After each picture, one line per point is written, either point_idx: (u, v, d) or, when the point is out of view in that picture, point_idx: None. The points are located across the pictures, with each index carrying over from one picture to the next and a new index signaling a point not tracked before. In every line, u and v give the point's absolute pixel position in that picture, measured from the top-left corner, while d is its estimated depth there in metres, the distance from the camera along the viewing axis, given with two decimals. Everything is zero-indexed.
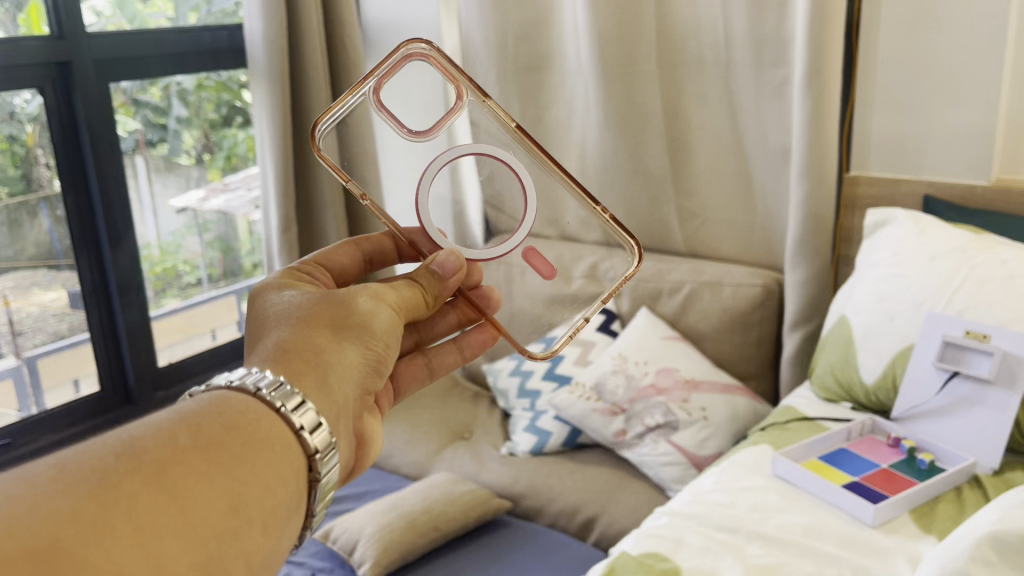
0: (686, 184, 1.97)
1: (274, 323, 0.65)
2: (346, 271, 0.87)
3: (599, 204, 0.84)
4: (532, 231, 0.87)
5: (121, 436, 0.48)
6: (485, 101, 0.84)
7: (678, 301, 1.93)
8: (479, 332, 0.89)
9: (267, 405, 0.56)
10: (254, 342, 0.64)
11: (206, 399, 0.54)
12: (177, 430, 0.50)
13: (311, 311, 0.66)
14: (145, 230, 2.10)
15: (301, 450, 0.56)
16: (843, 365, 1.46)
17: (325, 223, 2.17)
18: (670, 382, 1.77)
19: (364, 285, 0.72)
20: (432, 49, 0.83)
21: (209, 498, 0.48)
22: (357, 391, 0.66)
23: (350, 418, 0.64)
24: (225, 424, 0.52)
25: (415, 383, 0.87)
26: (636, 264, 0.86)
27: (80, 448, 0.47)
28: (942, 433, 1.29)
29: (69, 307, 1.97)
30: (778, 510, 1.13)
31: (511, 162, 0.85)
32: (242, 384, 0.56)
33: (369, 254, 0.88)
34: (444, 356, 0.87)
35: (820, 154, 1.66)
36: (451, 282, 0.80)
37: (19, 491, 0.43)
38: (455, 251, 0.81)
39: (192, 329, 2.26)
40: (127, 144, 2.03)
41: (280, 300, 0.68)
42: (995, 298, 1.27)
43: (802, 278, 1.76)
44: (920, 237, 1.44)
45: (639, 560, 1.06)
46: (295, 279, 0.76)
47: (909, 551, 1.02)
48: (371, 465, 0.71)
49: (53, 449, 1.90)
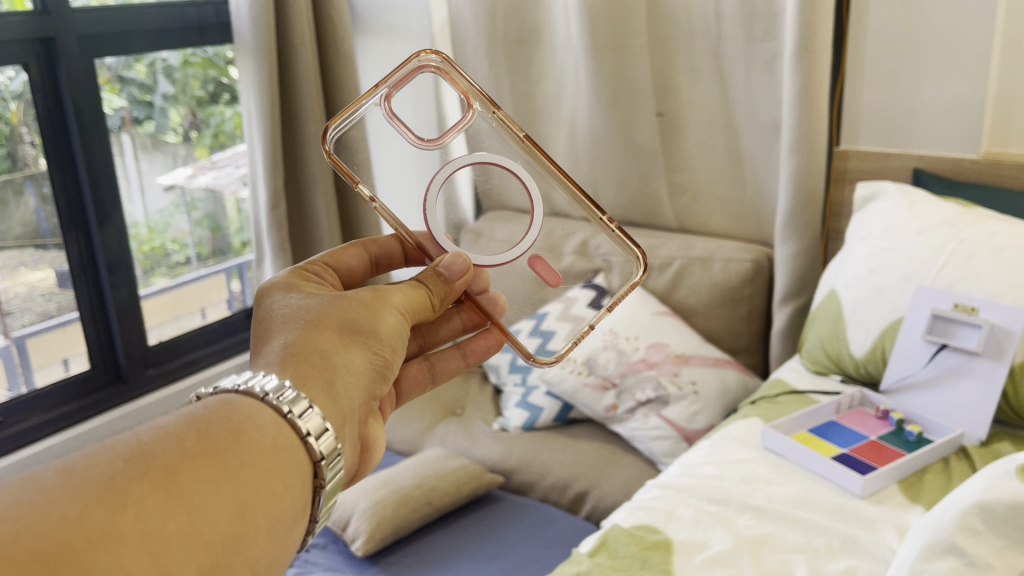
0: (676, 159, 1.97)
1: (282, 326, 0.65)
2: (354, 272, 0.86)
3: (605, 215, 0.85)
4: (534, 243, 0.88)
5: (129, 440, 0.48)
6: (494, 111, 0.86)
7: (668, 276, 1.93)
8: (483, 338, 0.88)
9: (274, 409, 0.56)
10: (261, 344, 0.64)
11: (214, 402, 0.54)
12: (184, 434, 0.50)
13: (318, 314, 0.66)
14: (133, 208, 2.09)
15: (306, 456, 0.56)
16: (832, 339, 1.47)
17: (314, 200, 2.15)
18: (661, 357, 1.77)
19: (370, 288, 0.71)
20: (445, 62, 0.84)
21: (215, 503, 0.49)
22: (362, 396, 0.65)
23: (355, 424, 0.64)
24: (234, 429, 0.53)
25: (417, 389, 0.86)
26: (640, 273, 0.85)
27: (89, 451, 0.47)
28: (929, 404, 1.31)
29: (57, 286, 1.95)
30: (768, 482, 1.14)
31: (516, 169, 0.86)
32: (249, 388, 0.56)
33: (375, 256, 0.88)
34: (446, 362, 0.87)
35: (810, 128, 1.66)
36: (457, 285, 0.80)
37: (27, 494, 0.43)
38: (462, 254, 0.81)
39: (181, 308, 2.26)
40: (113, 122, 2.01)
41: (286, 302, 0.68)
42: (984, 271, 1.28)
43: (792, 253, 1.76)
44: (909, 211, 1.45)
45: (630, 533, 1.07)
46: (303, 279, 0.75)
47: (897, 521, 1.03)
48: (373, 470, 0.71)
49: (46, 428, 1.88)
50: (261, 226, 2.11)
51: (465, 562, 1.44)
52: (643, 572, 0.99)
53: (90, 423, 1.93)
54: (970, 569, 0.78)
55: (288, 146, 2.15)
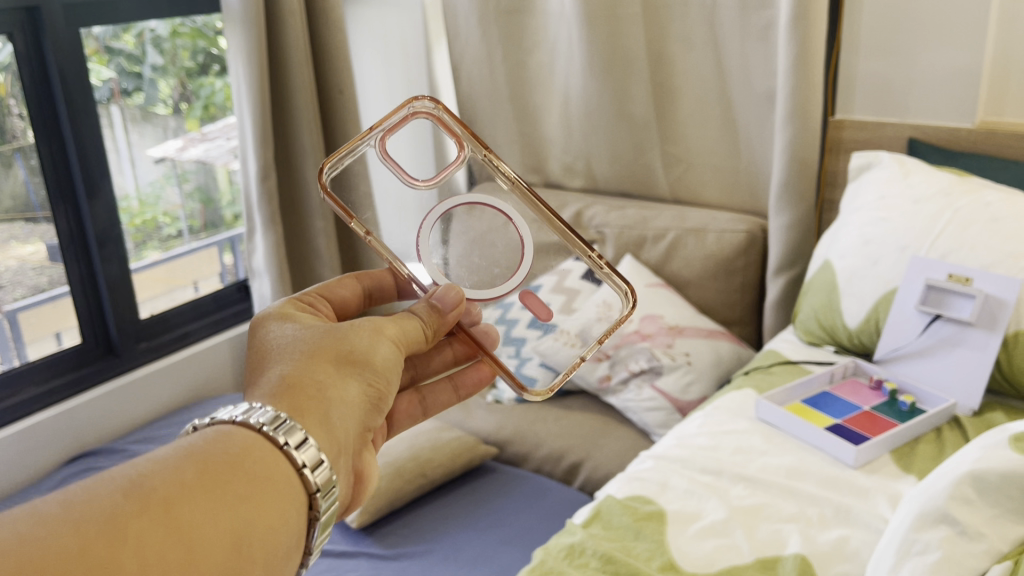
0: (670, 129, 1.96)
1: (278, 357, 0.64)
2: (348, 304, 0.85)
3: (594, 250, 0.88)
4: (526, 275, 0.89)
5: (129, 473, 0.48)
6: (484, 153, 0.86)
7: (662, 248, 1.92)
8: (475, 370, 0.88)
9: (270, 441, 0.55)
10: (256, 375, 0.63)
11: (212, 435, 0.54)
12: (183, 467, 0.50)
13: (315, 345, 0.66)
14: (123, 181, 2.06)
15: (302, 488, 0.55)
16: (826, 309, 1.46)
17: (305, 172, 2.13)
18: (655, 329, 1.77)
19: (366, 318, 0.71)
20: (438, 107, 0.88)
21: (213, 537, 0.48)
22: (359, 427, 0.65)
23: (350, 455, 0.63)
24: (231, 461, 0.52)
25: (407, 421, 0.86)
26: (628, 308, 0.89)
27: (89, 484, 0.47)
28: (922, 373, 1.31)
29: (48, 260, 1.94)
30: (761, 453, 1.14)
31: (502, 207, 0.89)
32: (246, 420, 0.56)
33: (369, 289, 0.87)
34: (438, 395, 0.86)
35: (806, 97, 1.64)
36: (449, 317, 0.79)
37: (27, 529, 0.43)
38: (455, 287, 0.81)
39: (174, 281, 2.25)
40: (101, 93, 1.98)
41: (281, 333, 0.67)
42: (979, 241, 1.28)
43: (787, 223, 1.75)
44: (904, 181, 1.44)
45: (624, 503, 1.07)
46: (297, 310, 0.75)
47: (890, 490, 1.03)
48: (366, 501, 0.70)
49: (38, 402, 1.88)
50: (252, 198, 2.09)
51: (460, 534, 1.45)
52: (637, 542, 1.00)
53: (81, 396, 1.93)
54: (962, 538, 0.79)
55: (279, 118, 2.13)
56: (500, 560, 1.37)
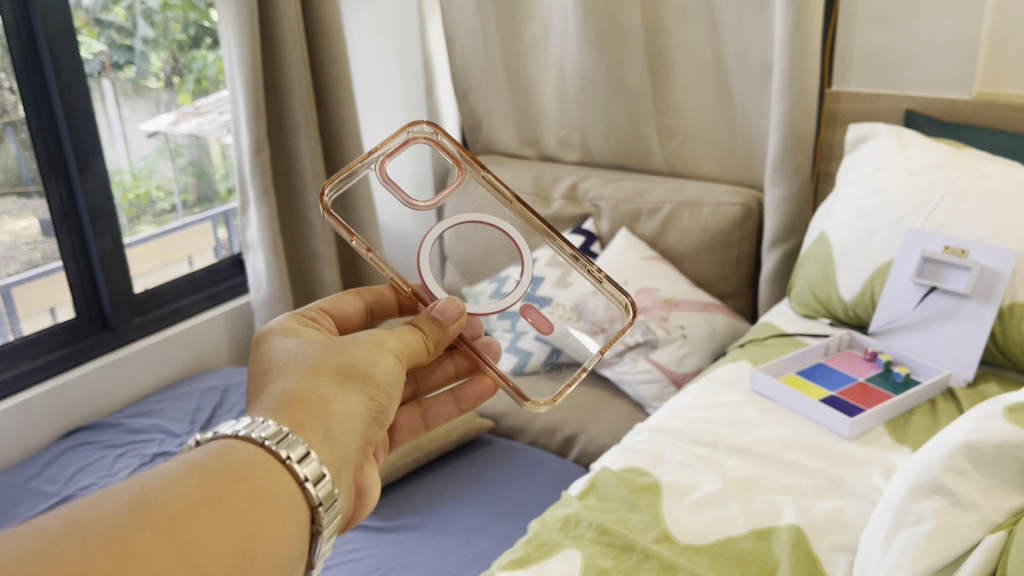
0: (666, 102, 1.95)
1: (279, 371, 0.64)
2: (350, 319, 0.85)
3: (594, 266, 0.92)
4: (524, 292, 0.91)
5: (132, 488, 0.48)
6: (485, 176, 0.88)
7: (657, 221, 1.91)
8: (478, 385, 0.90)
9: (273, 455, 0.55)
10: (258, 389, 0.63)
11: (215, 448, 0.54)
12: (187, 480, 0.50)
13: (317, 359, 0.65)
14: (115, 155, 2.05)
15: (304, 502, 0.55)
16: (822, 282, 1.46)
17: (298, 145, 2.12)
18: (650, 301, 1.74)
19: (367, 332, 0.70)
20: (437, 131, 0.87)
21: (216, 553, 0.48)
22: (360, 442, 0.64)
23: (352, 470, 0.63)
24: (233, 475, 0.52)
25: (409, 435, 0.88)
26: (626, 323, 0.92)
27: (92, 498, 0.47)
28: (917, 345, 1.31)
29: (41, 235, 1.93)
30: (756, 425, 1.14)
31: (500, 226, 0.89)
32: (248, 434, 0.55)
33: (370, 304, 0.88)
34: (439, 408, 0.88)
35: (802, 68, 1.63)
36: (451, 329, 0.79)
37: (33, 544, 0.43)
38: (456, 300, 0.81)
39: (168, 257, 2.25)
40: (93, 67, 1.96)
41: (283, 347, 0.67)
42: (975, 213, 1.27)
43: (783, 196, 1.75)
44: (900, 153, 1.43)
45: (619, 475, 1.08)
46: (299, 323, 0.75)
47: (884, 461, 1.04)
48: (367, 516, 0.69)
49: (32, 376, 1.87)
50: (245, 171, 2.08)
51: (456, 507, 1.46)
52: (632, 513, 1.00)
53: (76, 371, 1.92)
54: (956, 508, 0.79)
55: (271, 91, 2.11)
56: (495, 533, 1.38)
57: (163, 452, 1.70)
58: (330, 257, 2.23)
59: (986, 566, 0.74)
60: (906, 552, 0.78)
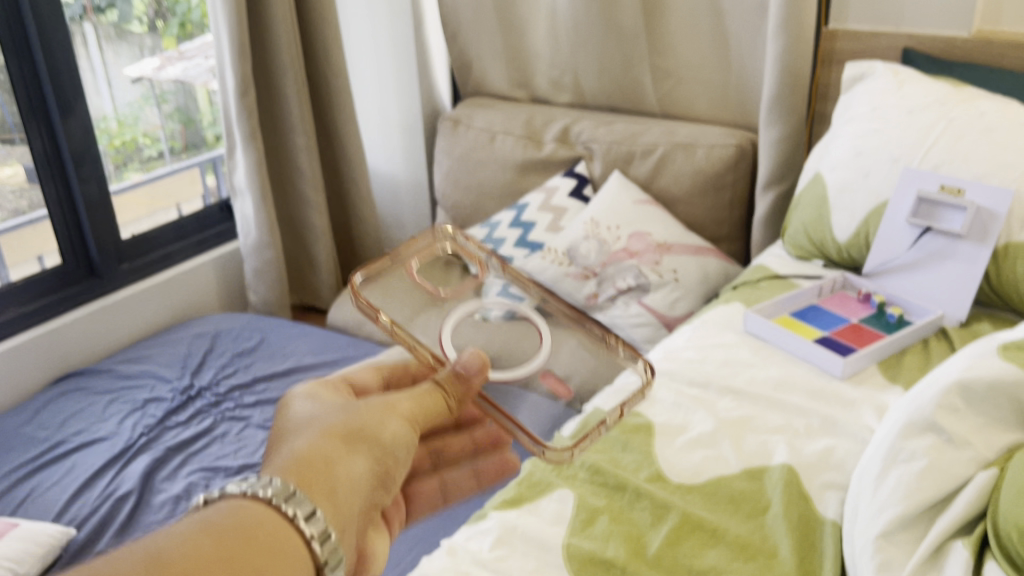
0: (659, 42, 1.91)
1: (294, 434, 0.67)
2: (366, 387, 0.83)
3: (608, 337, 1.10)
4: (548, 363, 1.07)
5: (148, 547, 0.52)
6: (503, 267, 1.13)
7: (651, 163, 1.89)
8: (496, 456, 0.86)
9: (281, 514, 0.57)
10: (272, 450, 0.66)
11: (225, 506, 0.57)
12: (200, 539, 0.53)
13: (329, 421, 0.68)
14: (100, 102, 2.01)
15: (309, 561, 0.57)
16: (816, 223, 1.45)
17: (285, 87, 2.07)
18: (642, 246, 1.75)
19: (383, 397, 0.73)
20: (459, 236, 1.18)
21: None
22: (367, 505, 0.65)
23: (358, 534, 0.64)
24: (244, 535, 0.55)
25: (428, 508, 0.82)
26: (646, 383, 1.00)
27: (111, 557, 0.51)
28: (912, 286, 1.30)
29: (27, 182, 1.91)
30: (749, 366, 1.14)
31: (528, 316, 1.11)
32: (256, 492, 0.58)
33: (388, 376, 0.86)
34: (458, 480, 0.83)
35: (800, 6, 1.59)
36: (477, 382, 0.78)
37: None
38: (482, 353, 0.79)
39: (157, 204, 2.23)
40: (74, 11, 1.90)
41: (301, 411, 0.70)
42: (972, 151, 1.26)
43: (777, 137, 1.72)
44: (898, 91, 1.41)
45: (611, 416, 1.08)
46: (322, 384, 0.78)
47: (876, 401, 1.04)
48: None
49: (20, 323, 1.85)
50: (231, 114, 2.04)
51: None
52: (625, 454, 1.01)
53: (64, 318, 1.90)
54: (948, 446, 0.79)
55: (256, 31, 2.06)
56: None
57: (155, 398, 1.70)
58: (320, 202, 2.20)
59: (976, 504, 0.74)
60: (899, 486, 0.78)
